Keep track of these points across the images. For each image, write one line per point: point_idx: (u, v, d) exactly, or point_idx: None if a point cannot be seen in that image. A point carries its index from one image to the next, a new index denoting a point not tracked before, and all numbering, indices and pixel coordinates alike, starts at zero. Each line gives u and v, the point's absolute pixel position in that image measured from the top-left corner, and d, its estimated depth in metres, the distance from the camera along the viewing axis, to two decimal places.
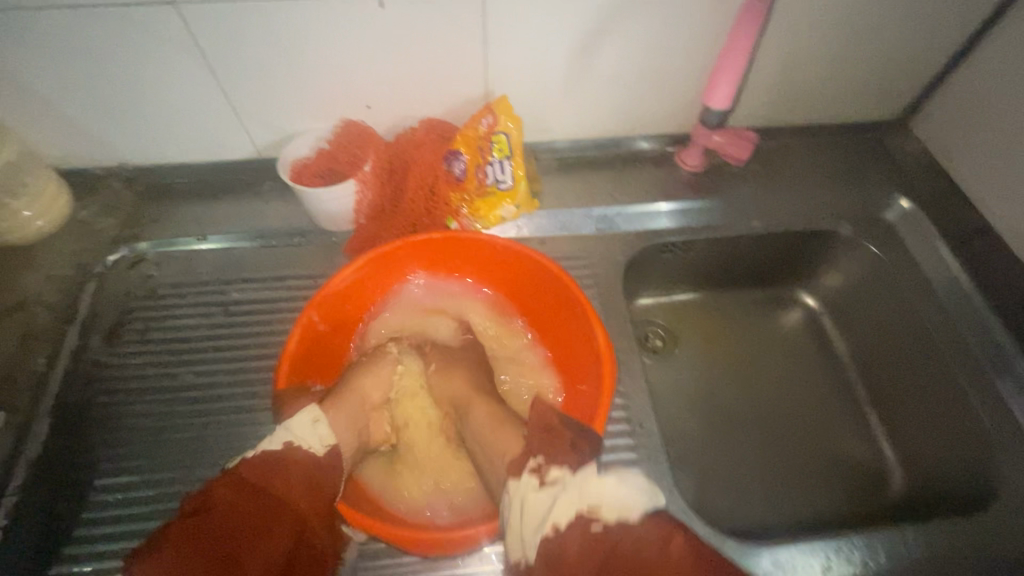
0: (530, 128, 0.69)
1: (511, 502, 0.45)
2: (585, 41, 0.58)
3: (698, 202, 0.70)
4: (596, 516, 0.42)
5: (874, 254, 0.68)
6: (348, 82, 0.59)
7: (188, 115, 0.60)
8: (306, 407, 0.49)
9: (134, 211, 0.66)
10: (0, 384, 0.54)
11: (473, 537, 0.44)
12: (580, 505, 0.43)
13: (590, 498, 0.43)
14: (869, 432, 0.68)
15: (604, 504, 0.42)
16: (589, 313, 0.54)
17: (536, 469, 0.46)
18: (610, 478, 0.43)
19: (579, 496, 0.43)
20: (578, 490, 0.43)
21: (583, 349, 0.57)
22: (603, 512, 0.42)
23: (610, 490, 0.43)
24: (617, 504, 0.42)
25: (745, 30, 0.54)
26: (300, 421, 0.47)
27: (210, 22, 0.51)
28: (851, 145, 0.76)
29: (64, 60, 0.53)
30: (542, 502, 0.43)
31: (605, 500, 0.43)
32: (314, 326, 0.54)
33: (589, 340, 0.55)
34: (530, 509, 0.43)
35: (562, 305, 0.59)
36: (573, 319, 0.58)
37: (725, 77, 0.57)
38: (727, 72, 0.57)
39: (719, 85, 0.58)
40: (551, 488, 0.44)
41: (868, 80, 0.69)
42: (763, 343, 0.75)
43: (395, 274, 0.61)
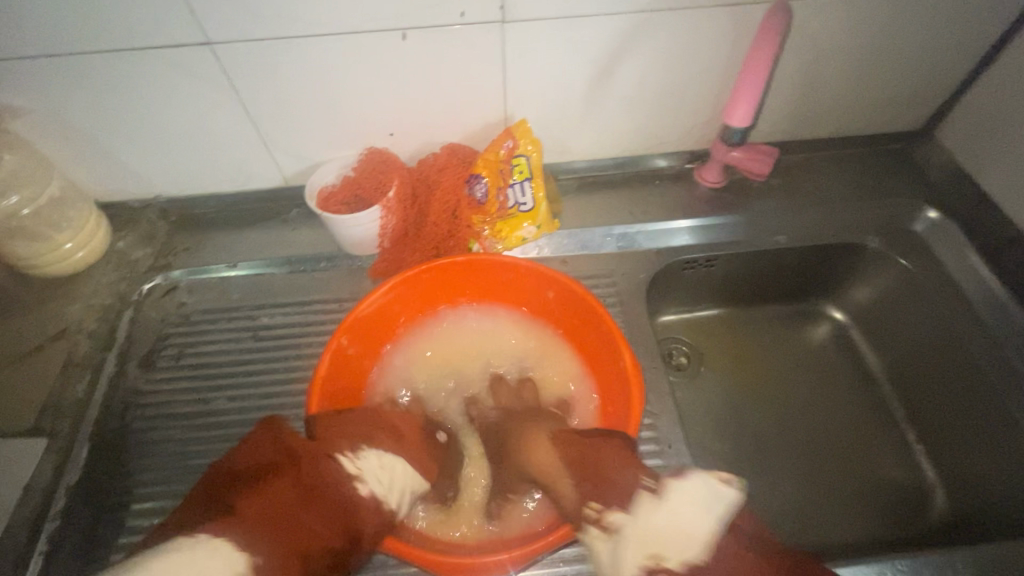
0: (549, 151, 0.70)
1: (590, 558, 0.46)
2: (603, 64, 0.59)
3: (719, 218, 0.70)
4: (664, 563, 0.43)
5: (903, 266, 0.67)
6: (373, 111, 0.61)
7: (221, 149, 0.63)
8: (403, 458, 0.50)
9: (168, 241, 0.68)
10: (43, 411, 0.55)
11: (504, 563, 0.43)
12: (640, 554, 0.43)
13: (647, 543, 0.44)
14: (908, 453, 0.66)
15: (667, 549, 0.43)
16: (612, 332, 0.54)
17: (595, 517, 0.46)
18: (652, 509, 0.45)
19: (642, 545, 0.44)
20: (637, 536, 0.44)
21: (609, 369, 0.57)
22: (669, 556, 0.43)
23: (662, 522, 0.44)
24: (675, 540, 0.44)
25: (756, 73, 0.55)
26: (377, 465, 0.49)
27: (242, 60, 0.54)
28: (873, 157, 0.76)
29: (107, 100, 0.56)
30: (607, 551, 0.44)
31: (666, 546, 0.43)
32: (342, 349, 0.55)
33: (615, 360, 0.55)
34: (607, 565, 0.44)
35: (586, 327, 0.59)
36: (596, 338, 0.57)
37: (738, 112, 0.59)
38: (737, 110, 0.59)
39: (734, 117, 0.60)
40: (611, 534, 0.45)
41: (889, 93, 0.68)
42: (791, 360, 0.74)
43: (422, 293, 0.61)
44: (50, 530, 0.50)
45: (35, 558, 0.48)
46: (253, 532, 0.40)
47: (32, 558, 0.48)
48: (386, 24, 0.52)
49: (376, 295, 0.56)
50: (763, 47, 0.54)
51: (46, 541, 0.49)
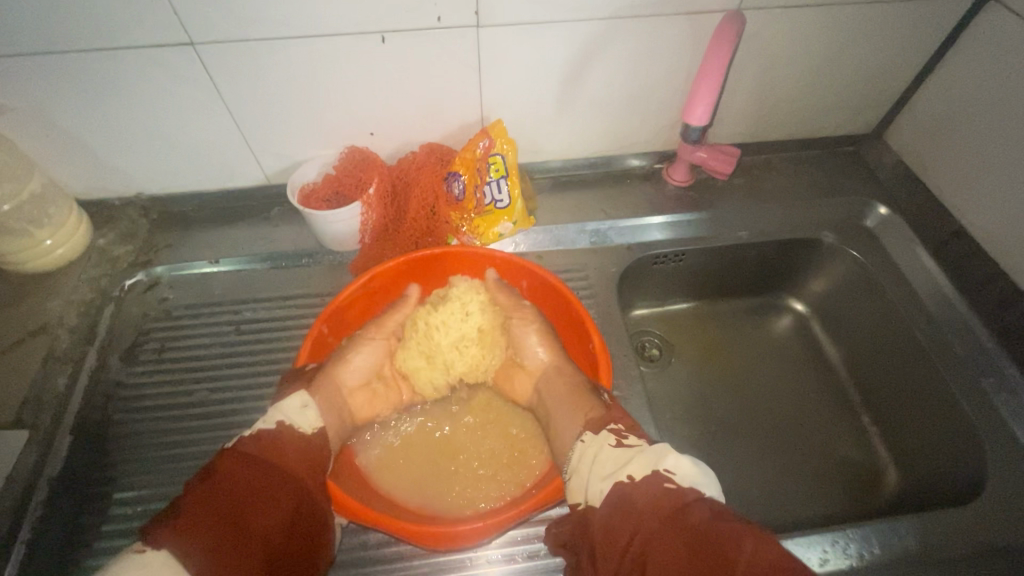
0: (525, 151, 0.73)
1: (586, 455, 0.48)
2: (574, 68, 0.62)
3: (686, 215, 0.74)
4: (669, 475, 0.43)
5: (857, 259, 0.71)
6: (354, 111, 0.63)
7: (204, 147, 0.64)
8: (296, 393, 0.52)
9: (150, 238, 0.69)
10: (23, 404, 0.56)
11: (477, 530, 0.45)
12: (654, 465, 0.44)
13: (662, 460, 0.44)
14: (863, 434, 0.70)
15: (680, 473, 0.43)
16: (583, 317, 0.57)
17: (616, 432, 0.49)
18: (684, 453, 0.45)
19: (654, 459, 0.44)
20: (650, 456, 0.45)
21: (580, 352, 0.61)
22: (677, 477, 0.43)
23: (687, 464, 0.44)
24: (692, 474, 0.43)
25: (710, 74, 0.59)
26: (288, 406, 0.50)
27: (226, 59, 0.56)
28: (829, 158, 0.80)
29: (89, 97, 0.57)
30: (616, 458, 0.46)
31: (681, 470, 0.43)
32: (323, 333, 0.58)
33: (586, 345, 0.58)
34: (602, 461, 0.47)
35: (560, 313, 0.62)
36: (568, 323, 0.61)
37: (696, 110, 0.62)
38: (694, 109, 0.62)
39: (692, 116, 0.63)
40: (627, 449, 0.47)
41: (841, 98, 0.73)
42: (755, 349, 0.78)
43: (400, 282, 0.64)
44: (33, 518, 0.50)
45: (17, 546, 0.49)
46: (192, 524, 0.38)
47: (14, 547, 0.49)
48: (367, 27, 0.55)
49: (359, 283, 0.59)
50: (716, 51, 0.57)
51: (28, 530, 0.50)
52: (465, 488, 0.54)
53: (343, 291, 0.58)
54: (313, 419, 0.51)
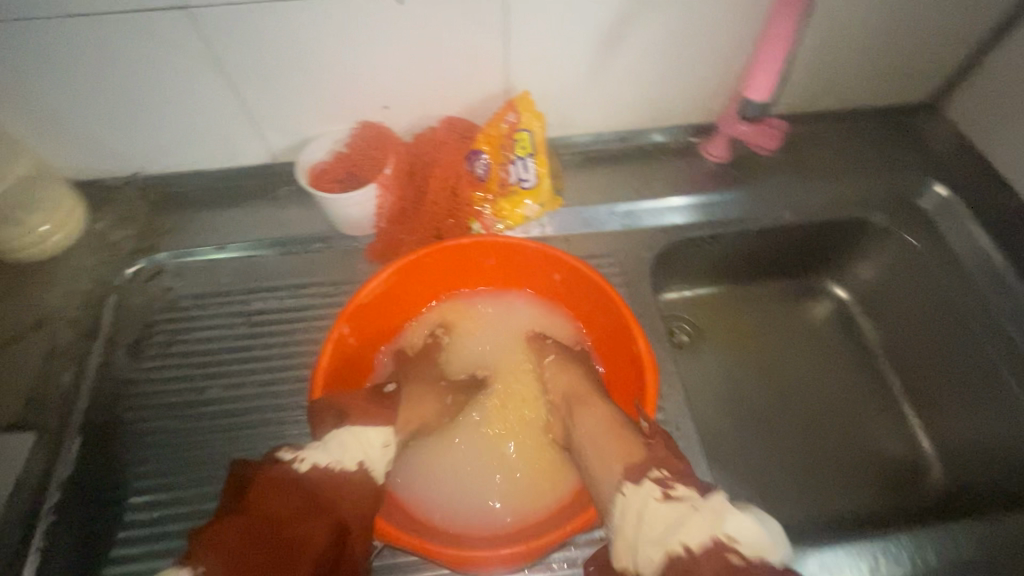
0: (551, 124, 0.66)
1: (626, 510, 0.42)
2: (609, 31, 0.56)
3: (724, 193, 0.69)
4: (731, 545, 0.37)
5: (911, 244, 0.66)
6: (365, 82, 0.57)
7: (204, 123, 0.59)
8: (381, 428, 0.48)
9: (151, 222, 0.64)
10: (28, 403, 0.53)
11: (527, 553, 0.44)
12: (714, 529, 0.38)
13: (724, 525, 0.38)
14: (905, 427, 0.67)
15: (742, 539, 0.38)
16: (625, 317, 0.52)
17: (659, 480, 0.42)
18: (749, 517, 0.39)
19: (713, 522, 0.38)
20: (711, 517, 0.39)
21: (622, 358, 0.56)
22: (741, 545, 0.37)
23: (748, 523, 0.38)
24: (756, 545, 0.37)
25: (778, 40, 0.52)
26: (372, 444, 0.46)
27: (224, 24, 0.50)
28: (881, 130, 0.73)
29: (75, 69, 0.51)
30: (664, 517, 0.40)
31: (743, 534, 0.38)
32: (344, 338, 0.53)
33: (630, 347, 0.53)
34: (650, 520, 0.40)
35: (597, 310, 0.57)
36: (609, 324, 0.56)
37: (757, 83, 0.56)
38: (756, 81, 0.56)
39: (752, 90, 0.57)
40: (677, 502, 0.40)
41: (900, 64, 0.66)
42: (793, 337, 0.74)
43: (422, 279, 0.59)
44: (45, 526, 0.48)
45: (31, 555, 0.47)
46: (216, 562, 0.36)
47: (27, 556, 0.47)
48: None
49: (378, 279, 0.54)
50: (785, 13, 0.51)
51: (41, 539, 0.47)
52: (494, 494, 0.52)
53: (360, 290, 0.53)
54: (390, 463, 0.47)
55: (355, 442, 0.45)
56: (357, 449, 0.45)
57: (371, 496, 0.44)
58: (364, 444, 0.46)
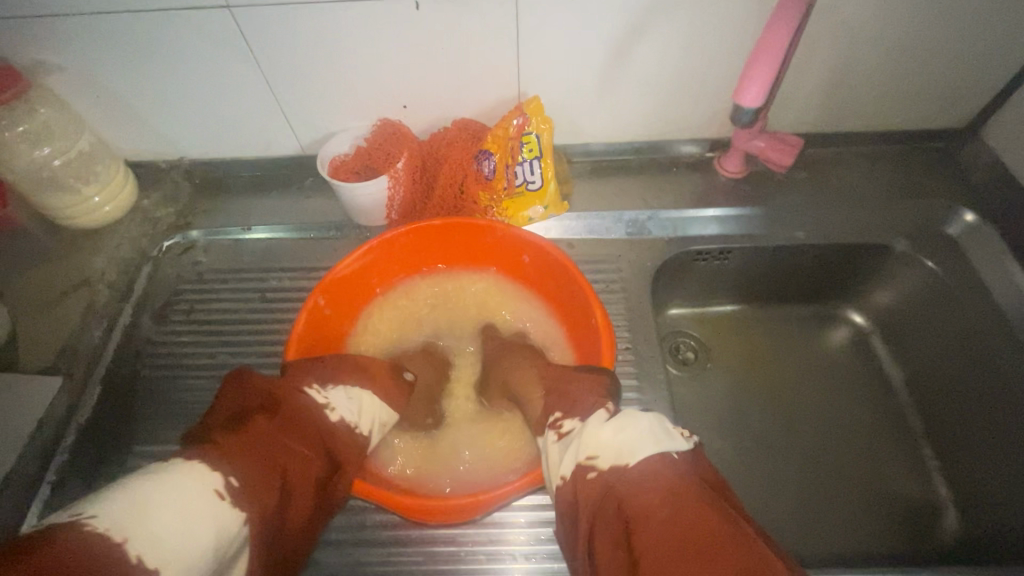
0: (563, 130, 0.68)
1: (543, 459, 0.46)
2: (619, 43, 0.57)
3: (737, 209, 0.68)
4: (590, 464, 0.40)
5: (931, 269, 0.63)
6: (385, 83, 0.61)
7: (240, 115, 0.64)
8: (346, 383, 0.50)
9: (190, 202, 0.71)
10: (61, 352, 0.59)
11: (485, 501, 0.44)
12: (581, 453, 0.41)
13: (586, 445, 0.41)
14: (921, 467, 0.63)
15: (602, 455, 0.40)
16: (584, 291, 0.54)
17: (555, 424, 0.47)
18: (613, 424, 0.41)
19: (584, 445, 0.41)
20: (583, 443, 0.42)
21: (582, 335, 0.57)
22: (600, 462, 0.40)
23: (619, 436, 0.40)
24: (616, 449, 0.40)
25: (775, 45, 0.51)
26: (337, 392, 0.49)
27: (260, 25, 0.55)
28: (911, 156, 0.71)
29: (132, 60, 0.58)
30: (556, 455, 0.44)
31: (602, 450, 0.40)
32: (320, 308, 0.56)
33: (588, 319, 0.55)
34: (551, 460, 0.44)
35: (560, 290, 0.58)
36: (570, 300, 0.58)
37: (751, 90, 0.54)
38: (751, 87, 0.54)
39: (745, 98, 0.55)
40: (565, 439, 0.44)
41: (931, 87, 0.64)
42: (804, 362, 0.71)
43: (398, 261, 0.61)
44: (59, 462, 0.53)
45: (43, 485, 0.52)
46: (247, 467, 0.39)
47: (39, 487, 0.52)
48: None
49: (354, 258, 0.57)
50: (783, 21, 0.50)
51: (53, 472, 0.53)
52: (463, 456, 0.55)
53: (336, 265, 0.56)
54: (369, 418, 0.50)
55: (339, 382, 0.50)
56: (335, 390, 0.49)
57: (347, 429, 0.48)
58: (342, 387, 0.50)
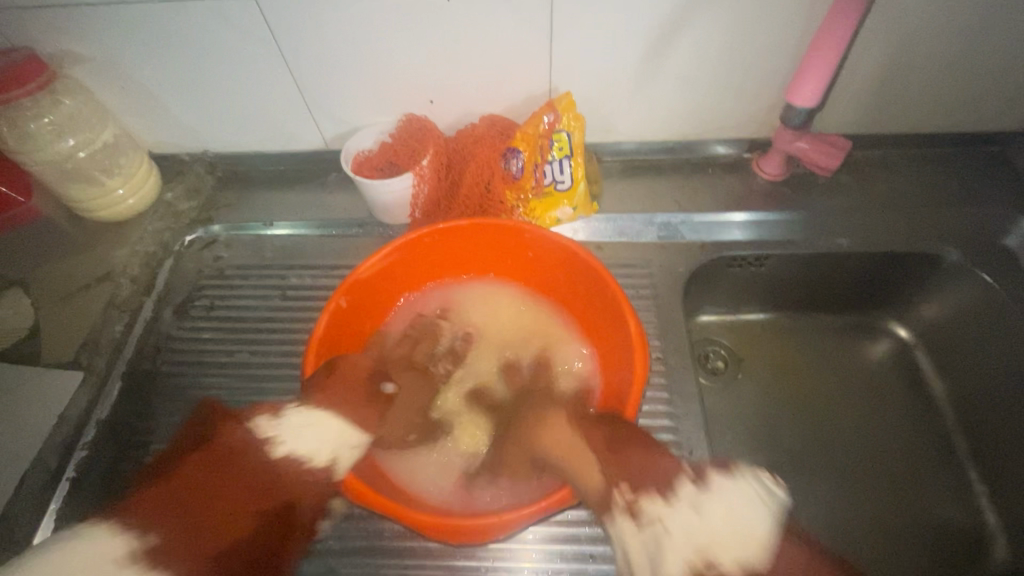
0: (594, 128, 0.65)
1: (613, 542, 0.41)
2: (658, 37, 0.54)
3: (774, 213, 0.64)
4: (714, 570, 0.38)
5: (987, 283, 0.59)
6: (412, 76, 0.59)
7: (264, 108, 0.63)
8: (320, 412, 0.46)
9: (212, 196, 0.70)
10: (83, 346, 0.59)
11: (504, 522, 0.42)
12: (693, 553, 0.38)
13: (700, 545, 0.38)
14: (965, 492, 0.59)
15: (722, 553, 0.38)
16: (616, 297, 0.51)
17: (628, 502, 0.41)
18: (705, 510, 0.40)
19: (689, 541, 0.39)
20: (692, 542, 0.39)
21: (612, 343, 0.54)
22: (722, 561, 0.38)
23: (734, 514, 0.40)
24: (733, 537, 0.39)
25: (828, 48, 0.50)
26: (317, 429, 0.45)
27: (286, 15, 0.53)
28: (966, 159, 0.66)
29: (156, 51, 0.57)
30: (637, 545, 0.39)
31: (723, 550, 0.38)
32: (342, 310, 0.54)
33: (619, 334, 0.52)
34: (637, 558, 0.39)
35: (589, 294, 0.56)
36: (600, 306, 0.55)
37: (804, 89, 0.53)
38: (802, 88, 0.53)
39: (797, 96, 0.54)
40: (648, 527, 0.40)
41: (994, 86, 0.59)
42: (841, 376, 0.67)
43: (420, 262, 0.59)
44: (79, 458, 0.53)
45: (62, 481, 0.52)
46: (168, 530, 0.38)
47: (60, 482, 0.52)
48: None
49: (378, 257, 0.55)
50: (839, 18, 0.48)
51: (73, 469, 0.52)
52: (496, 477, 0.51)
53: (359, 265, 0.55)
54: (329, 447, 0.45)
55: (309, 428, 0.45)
56: (336, 442, 0.46)
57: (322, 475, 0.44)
58: (319, 428, 0.45)
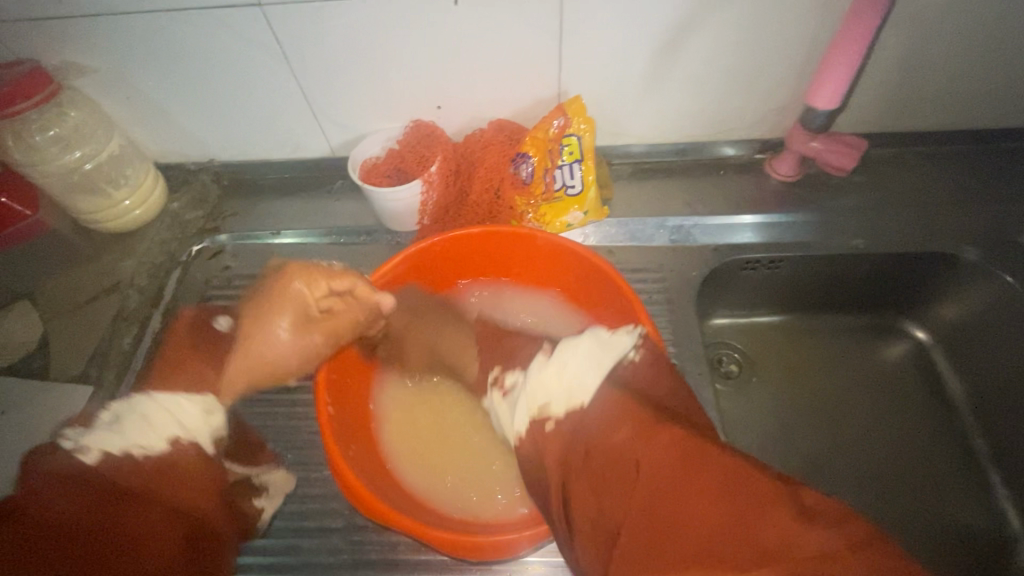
0: (603, 131, 0.65)
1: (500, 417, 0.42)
2: (669, 38, 0.54)
3: (788, 215, 0.64)
4: (549, 412, 0.36)
5: (1008, 283, 0.58)
6: (420, 82, 0.58)
7: (270, 116, 0.62)
8: (199, 398, 0.46)
9: (219, 205, 0.69)
10: (91, 359, 0.58)
11: (521, 540, 0.40)
12: (531, 405, 0.38)
13: (559, 388, 0.37)
14: (989, 497, 0.58)
15: (568, 390, 0.37)
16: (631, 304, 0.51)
17: (497, 380, 0.44)
18: (542, 367, 0.39)
19: (530, 396, 0.38)
20: (529, 396, 0.38)
21: None
22: (575, 395, 0.36)
23: (571, 369, 0.38)
24: (561, 389, 0.37)
25: (849, 50, 0.49)
26: (185, 412, 0.44)
27: (291, 22, 0.52)
28: (983, 157, 0.65)
29: (161, 61, 0.56)
30: (505, 411, 0.42)
31: (575, 382, 0.37)
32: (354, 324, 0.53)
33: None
34: (500, 418, 0.42)
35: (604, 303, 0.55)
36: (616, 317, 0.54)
37: (824, 92, 0.52)
38: (822, 90, 0.52)
39: (818, 99, 0.53)
40: (510, 394, 0.42)
41: (1010, 83, 0.58)
42: (858, 380, 0.66)
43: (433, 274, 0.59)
44: None
45: None
46: None
47: None
48: None
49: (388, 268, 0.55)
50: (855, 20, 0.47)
51: None
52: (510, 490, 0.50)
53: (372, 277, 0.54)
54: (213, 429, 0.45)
55: (163, 414, 0.43)
56: (168, 422, 0.43)
57: (197, 459, 0.42)
58: (171, 414, 0.43)
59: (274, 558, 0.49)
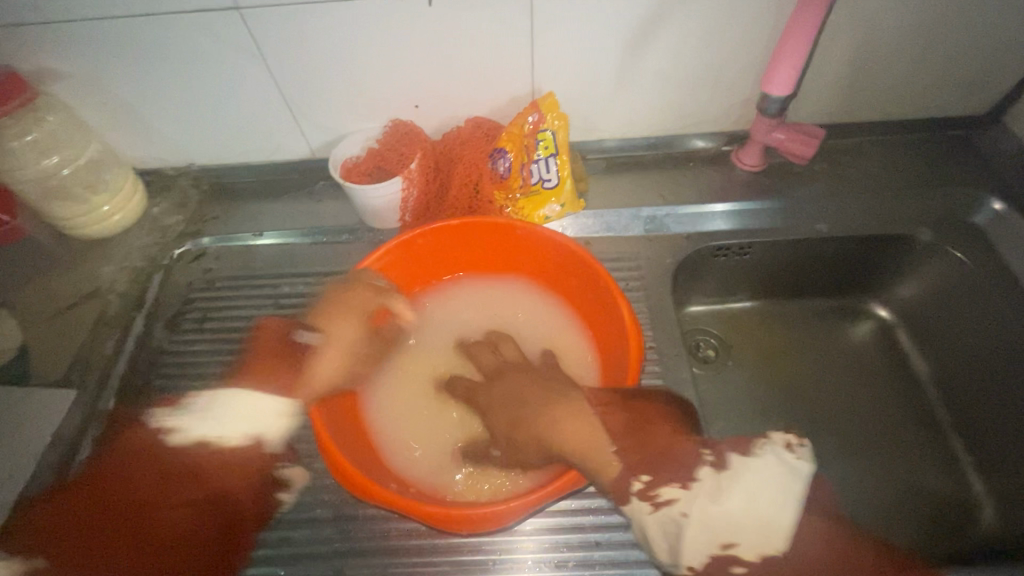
0: (577, 127, 0.67)
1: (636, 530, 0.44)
2: (636, 36, 0.56)
3: (757, 202, 0.66)
4: (732, 552, 0.42)
5: (958, 260, 0.62)
6: (398, 83, 0.60)
7: (250, 119, 0.63)
8: (274, 398, 0.53)
9: (200, 209, 0.70)
10: (73, 364, 0.58)
11: (512, 510, 0.42)
12: (713, 543, 0.43)
13: (722, 535, 0.43)
14: (953, 463, 0.61)
15: (743, 542, 0.42)
16: (608, 288, 0.53)
17: (643, 492, 0.45)
18: (729, 486, 0.44)
19: (700, 521, 0.43)
20: (699, 520, 0.43)
21: (609, 337, 0.55)
22: (742, 546, 0.42)
23: (762, 496, 0.43)
24: (747, 525, 0.42)
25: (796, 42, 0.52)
26: (260, 409, 0.52)
27: (270, 25, 0.54)
28: (934, 144, 0.69)
29: (139, 66, 0.57)
30: (659, 532, 0.43)
31: (738, 530, 0.42)
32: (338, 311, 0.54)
33: (614, 322, 0.53)
34: (673, 536, 0.43)
35: (582, 287, 0.57)
36: (593, 301, 0.56)
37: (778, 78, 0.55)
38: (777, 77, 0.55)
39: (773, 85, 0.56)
40: (665, 509, 0.44)
41: (953, 73, 0.62)
42: (827, 358, 0.69)
43: (415, 263, 0.60)
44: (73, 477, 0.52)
45: None
46: None
47: None
48: None
49: (371, 260, 0.56)
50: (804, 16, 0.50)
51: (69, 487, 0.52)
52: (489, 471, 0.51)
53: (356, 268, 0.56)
54: (278, 430, 0.52)
55: (243, 408, 0.52)
56: (253, 419, 0.52)
57: (260, 460, 0.51)
58: (248, 417, 0.52)
59: (264, 551, 0.49)
